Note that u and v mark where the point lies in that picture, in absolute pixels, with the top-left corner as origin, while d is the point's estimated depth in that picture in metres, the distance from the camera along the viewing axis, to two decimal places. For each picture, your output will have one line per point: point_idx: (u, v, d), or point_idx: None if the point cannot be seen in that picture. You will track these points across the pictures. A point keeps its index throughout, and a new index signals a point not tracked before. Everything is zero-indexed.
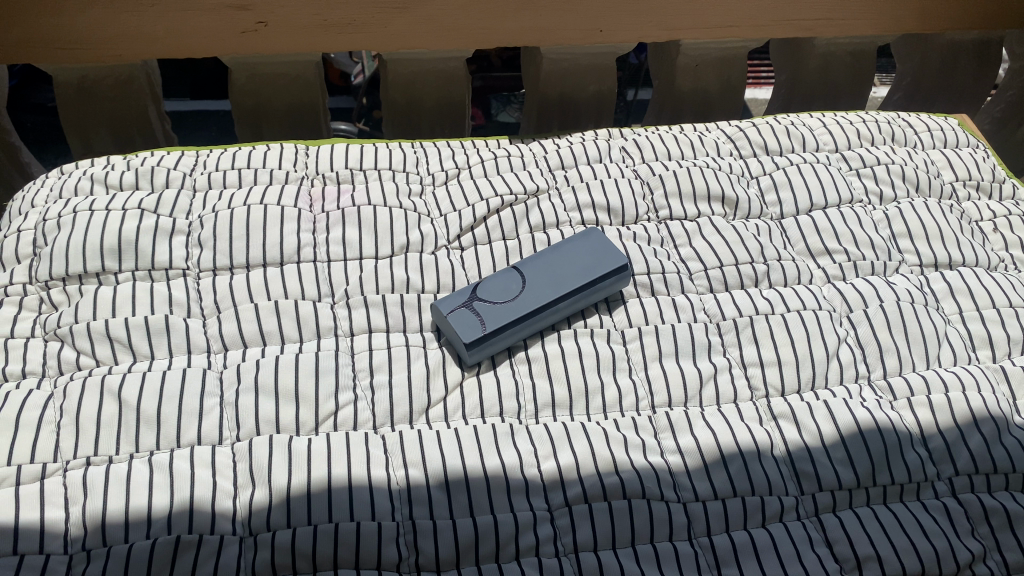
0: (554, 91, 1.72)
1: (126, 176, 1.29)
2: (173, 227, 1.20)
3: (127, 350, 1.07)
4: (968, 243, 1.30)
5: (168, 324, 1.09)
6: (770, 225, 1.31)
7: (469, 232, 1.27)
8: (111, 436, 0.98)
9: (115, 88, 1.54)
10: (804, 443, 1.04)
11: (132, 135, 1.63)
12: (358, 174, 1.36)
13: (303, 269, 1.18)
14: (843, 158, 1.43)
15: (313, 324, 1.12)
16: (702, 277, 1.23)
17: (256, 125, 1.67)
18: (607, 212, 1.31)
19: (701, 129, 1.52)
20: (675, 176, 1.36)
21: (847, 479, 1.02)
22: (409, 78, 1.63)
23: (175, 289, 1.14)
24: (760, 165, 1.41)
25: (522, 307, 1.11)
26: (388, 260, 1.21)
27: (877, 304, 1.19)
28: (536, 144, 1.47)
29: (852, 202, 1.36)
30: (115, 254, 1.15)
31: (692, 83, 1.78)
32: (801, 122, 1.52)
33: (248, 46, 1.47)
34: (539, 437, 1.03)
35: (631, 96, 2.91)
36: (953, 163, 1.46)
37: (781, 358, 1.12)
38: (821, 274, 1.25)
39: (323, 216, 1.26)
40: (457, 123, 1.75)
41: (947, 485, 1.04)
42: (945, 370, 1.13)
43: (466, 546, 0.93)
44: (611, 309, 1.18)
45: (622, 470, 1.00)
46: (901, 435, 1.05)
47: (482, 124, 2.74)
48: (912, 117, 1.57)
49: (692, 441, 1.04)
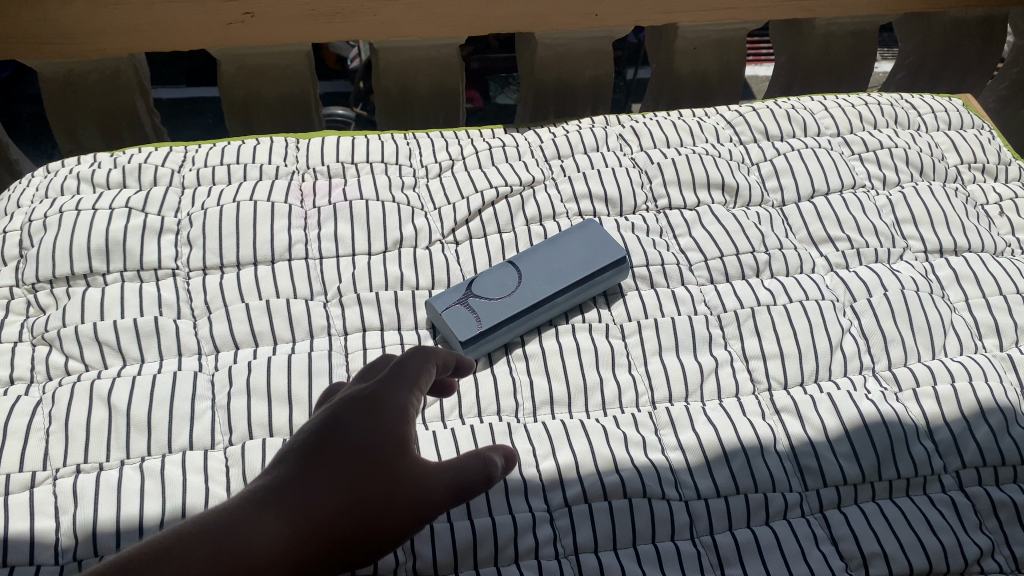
0: (549, 78, 1.68)
1: (113, 174, 1.25)
2: (161, 226, 1.18)
3: (116, 353, 1.05)
4: (973, 227, 1.27)
5: (158, 327, 1.07)
6: (771, 213, 1.29)
7: (464, 226, 1.24)
8: (102, 443, 0.96)
9: (102, 83, 1.50)
10: (808, 437, 1.03)
11: (121, 131, 1.59)
12: (350, 168, 1.32)
13: (295, 267, 1.15)
14: (845, 142, 1.40)
15: (305, 324, 1.09)
16: (703, 268, 1.21)
17: (246, 117, 1.63)
18: (605, 202, 1.28)
19: (700, 114, 1.49)
20: (673, 164, 1.32)
21: (852, 474, 1.00)
22: (401, 66, 1.59)
23: (165, 290, 1.11)
24: (761, 151, 1.38)
25: (519, 302, 1.09)
26: (381, 256, 1.18)
27: (881, 293, 1.17)
28: (532, 133, 1.43)
29: (854, 187, 1.33)
30: (103, 255, 1.13)
31: (690, 66, 1.73)
32: (801, 105, 1.48)
33: (235, 36, 1.44)
34: (538, 436, 1.01)
35: (631, 76, 2.93)
36: (957, 145, 1.42)
37: (783, 350, 1.11)
38: (823, 262, 1.23)
39: (314, 211, 1.23)
40: (451, 111, 1.71)
41: (954, 478, 1.02)
42: (951, 360, 1.11)
43: (464, 550, 0.91)
44: (610, 303, 1.16)
45: (622, 469, 0.98)
46: (907, 428, 1.03)
47: (481, 108, 2.78)
48: (914, 98, 1.53)
49: (694, 437, 1.02)
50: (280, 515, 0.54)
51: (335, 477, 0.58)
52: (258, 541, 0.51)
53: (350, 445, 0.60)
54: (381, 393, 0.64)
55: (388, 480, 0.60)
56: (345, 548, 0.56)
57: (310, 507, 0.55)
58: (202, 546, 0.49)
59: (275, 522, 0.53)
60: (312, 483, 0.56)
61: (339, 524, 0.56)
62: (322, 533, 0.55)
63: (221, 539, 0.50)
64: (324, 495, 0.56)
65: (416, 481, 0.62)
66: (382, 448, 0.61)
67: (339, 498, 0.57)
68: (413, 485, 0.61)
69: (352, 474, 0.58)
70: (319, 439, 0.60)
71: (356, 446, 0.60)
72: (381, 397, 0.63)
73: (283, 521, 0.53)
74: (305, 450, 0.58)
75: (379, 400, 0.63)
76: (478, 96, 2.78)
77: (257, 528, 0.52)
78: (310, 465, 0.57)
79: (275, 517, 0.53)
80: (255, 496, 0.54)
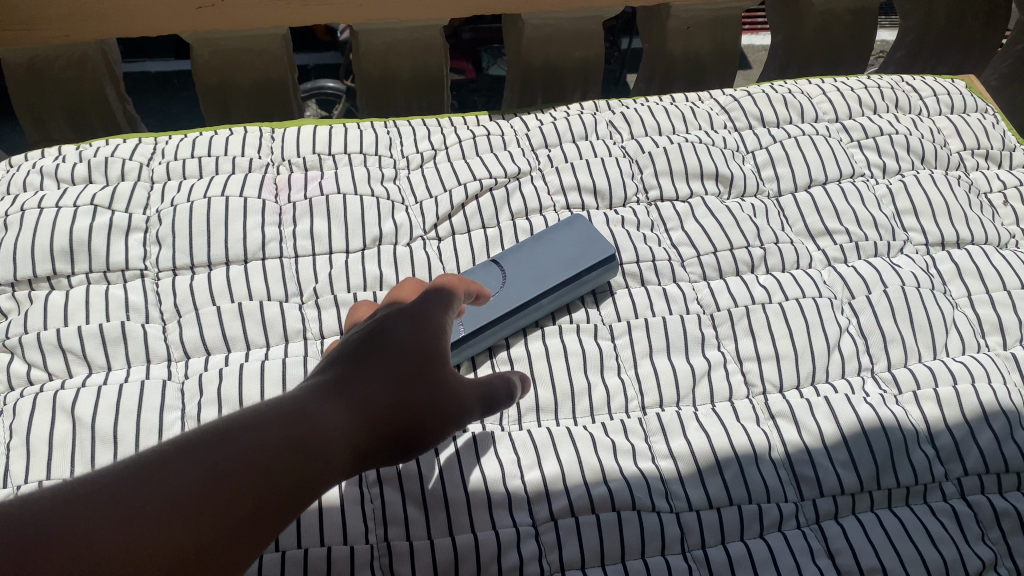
0: (537, 61, 1.61)
1: (78, 168, 1.19)
2: (129, 224, 1.12)
3: (82, 361, 1.00)
4: (976, 219, 1.23)
5: (126, 332, 1.02)
6: (767, 204, 1.23)
7: (446, 220, 1.19)
8: (65, 458, 0.92)
9: (69, 69, 1.43)
10: (804, 444, 0.99)
11: (91, 119, 1.53)
12: (328, 159, 1.26)
13: (268, 267, 1.10)
14: (843, 128, 1.34)
15: (279, 327, 1.05)
16: (695, 264, 1.16)
17: (220, 104, 1.57)
18: (594, 194, 1.22)
19: (694, 98, 1.43)
20: (665, 153, 1.26)
21: (850, 483, 0.96)
22: (381, 49, 1.52)
23: (132, 293, 1.06)
24: (756, 138, 1.32)
25: (503, 304, 1.04)
26: (359, 254, 1.13)
27: (881, 290, 1.12)
28: (518, 120, 1.37)
29: (854, 176, 1.27)
30: (67, 256, 1.07)
31: (683, 47, 1.67)
32: (798, 89, 1.42)
33: (207, 21, 1.36)
34: (523, 445, 0.97)
35: (626, 45, 2.88)
36: (960, 130, 1.37)
37: (779, 352, 1.06)
38: (821, 256, 1.18)
39: (289, 207, 1.17)
40: (433, 96, 1.66)
41: (956, 486, 0.98)
42: (952, 359, 1.07)
43: (445, 568, 0.88)
44: (598, 302, 1.12)
45: (610, 479, 0.94)
46: (907, 433, 0.99)
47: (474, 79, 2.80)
48: (916, 80, 1.47)
49: (685, 445, 0.98)
50: (347, 401, 0.55)
51: (388, 370, 0.59)
52: (326, 418, 0.53)
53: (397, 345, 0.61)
54: (422, 308, 0.66)
55: (443, 379, 0.61)
56: (404, 437, 0.58)
57: (375, 393, 0.57)
58: (275, 421, 0.50)
59: (342, 411, 0.54)
60: (377, 370, 0.58)
61: (402, 408, 0.58)
62: (389, 418, 0.57)
63: (292, 415, 0.51)
64: (386, 388, 0.58)
65: (455, 383, 0.64)
66: (439, 351, 0.63)
67: (400, 392, 0.58)
68: (461, 388, 0.63)
69: (415, 368, 0.60)
70: (378, 336, 0.61)
71: (417, 345, 0.61)
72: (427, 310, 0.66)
73: (346, 407, 0.55)
74: (361, 350, 0.60)
75: (425, 312, 0.65)
76: (471, 67, 2.77)
77: (328, 411, 0.53)
78: (359, 364, 0.59)
79: (343, 401, 0.55)
80: (321, 389, 0.56)
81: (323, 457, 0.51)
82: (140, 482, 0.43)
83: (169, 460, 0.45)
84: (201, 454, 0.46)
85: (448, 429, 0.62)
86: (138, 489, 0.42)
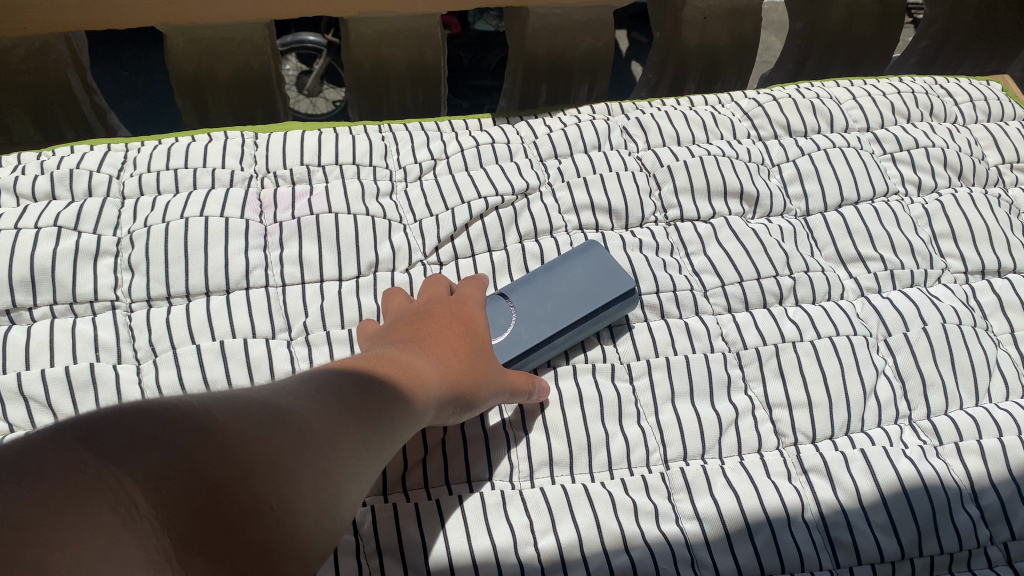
0: (542, 51, 1.49)
1: (40, 182, 1.07)
2: (98, 248, 1.01)
3: (46, 410, 0.90)
4: (1019, 244, 1.14)
5: (95, 375, 0.92)
6: (795, 226, 1.14)
7: (448, 242, 1.09)
8: None
9: (29, 61, 1.30)
10: (839, 503, 0.91)
11: (53, 109, 1.41)
12: (317, 171, 1.15)
13: (253, 297, 0.99)
14: (875, 139, 1.24)
15: (265, 368, 0.94)
16: (719, 295, 1.06)
17: (198, 96, 1.45)
18: (609, 214, 1.13)
19: (713, 103, 1.33)
20: (686, 167, 1.16)
21: (890, 549, 0.88)
22: (373, 38, 1.40)
23: (102, 329, 0.96)
24: (782, 150, 1.22)
25: (514, 346, 0.95)
26: (353, 283, 1.03)
27: (919, 327, 1.04)
28: (524, 125, 1.26)
29: (887, 194, 1.18)
30: (29, 287, 0.96)
31: (699, 38, 1.55)
32: (826, 93, 1.32)
33: (182, 14, 1.23)
34: (536, 506, 0.89)
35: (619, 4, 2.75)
36: (998, 141, 1.27)
37: (812, 399, 0.98)
38: (853, 286, 1.09)
39: (275, 227, 1.07)
40: (430, 86, 1.55)
41: (1002, 551, 0.91)
42: (996, 407, 0.99)
43: None
44: (615, 338, 1.03)
45: (632, 547, 0.86)
46: (950, 491, 0.91)
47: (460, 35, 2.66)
48: (950, 84, 1.38)
49: (712, 504, 0.90)
50: (436, 359, 0.75)
51: (448, 346, 0.78)
52: (424, 370, 0.72)
53: (448, 331, 0.80)
54: (466, 311, 0.87)
55: (489, 362, 0.82)
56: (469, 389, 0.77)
57: (451, 358, 0.77)
58: (389, 369, 0.68)
59: (433, 365, 0.74)
60: (451, 346, 0.79)
61: (468, 371, 0.78)
62: (461, 375, 0.76)
63: (397, 369, 0.69)
64: (458, 357, 0.78)
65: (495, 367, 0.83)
66: (483, 342, 0.83)
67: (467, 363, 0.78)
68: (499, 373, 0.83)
69: (472, 350, 0.81)
70: (445, 325, 0.82)
71: (471, 335, 0.83)
72: (468, 314, 0.87)
73: (431, 365, 0.74)
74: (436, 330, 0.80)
75: (467, 314, 0.87)
76: (457, 22, 2.62)
77: (426, 365, 0.73)
78: (439, 339, 0.79)
79: (433, 358, 0.75)
80: (418, 350, 0.75)
81: (420, 395, 0.69)
82: (327, 395, 0.61)
83: (333, 391, 0.61)
84: (351, 387, 0.63)
85: (490, 397, 0.80)
86: (317, 401, 0.59)
